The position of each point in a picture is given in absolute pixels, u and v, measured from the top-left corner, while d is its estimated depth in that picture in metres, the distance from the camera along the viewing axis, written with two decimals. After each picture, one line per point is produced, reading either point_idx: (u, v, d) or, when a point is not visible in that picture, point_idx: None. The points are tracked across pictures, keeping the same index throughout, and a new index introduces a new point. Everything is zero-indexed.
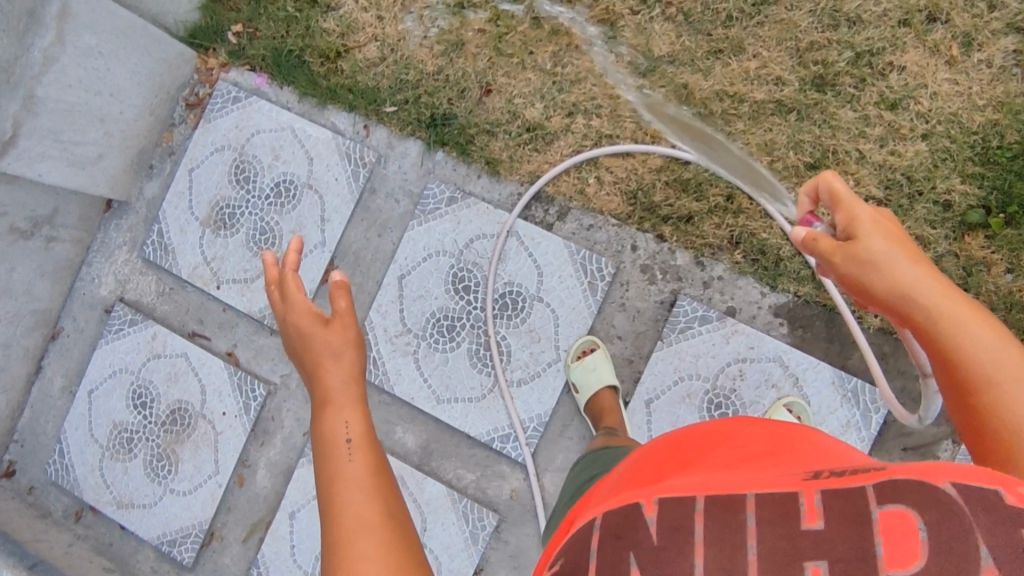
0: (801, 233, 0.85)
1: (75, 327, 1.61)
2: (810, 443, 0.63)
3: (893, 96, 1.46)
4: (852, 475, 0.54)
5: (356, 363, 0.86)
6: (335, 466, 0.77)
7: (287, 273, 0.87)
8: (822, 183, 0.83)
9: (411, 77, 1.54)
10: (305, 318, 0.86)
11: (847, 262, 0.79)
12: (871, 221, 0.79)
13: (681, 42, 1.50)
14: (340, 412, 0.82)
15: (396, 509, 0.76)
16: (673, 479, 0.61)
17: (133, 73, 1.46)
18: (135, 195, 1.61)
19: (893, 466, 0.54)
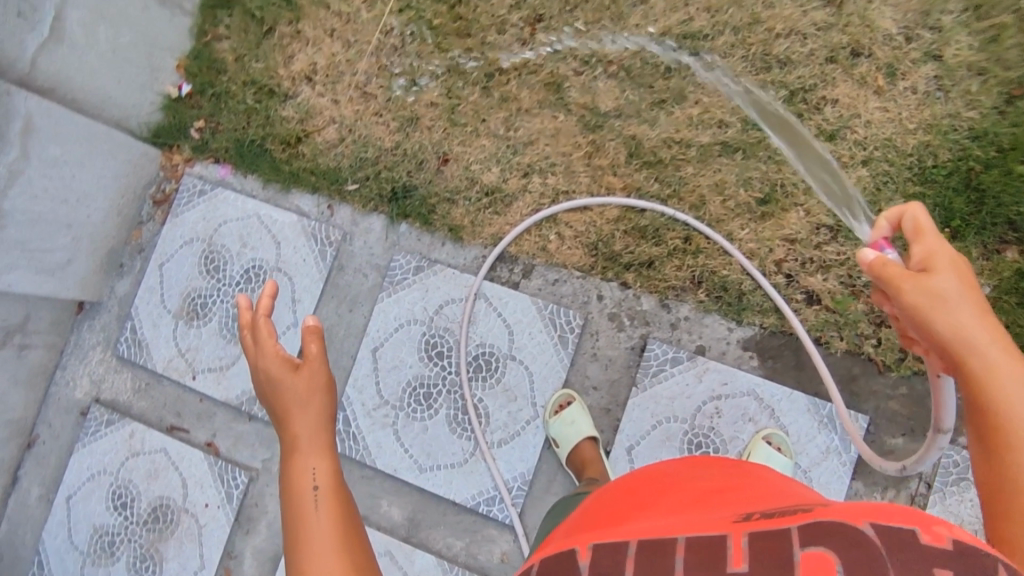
0: (871, 255, 0.84)
1: (51, 433, 1.60)
2: (748, 496, 0.68)
3: (830, 128, 1.52)
4: (780, 518, 0.57)
5: (323, 408, 0.88)
6: (302, 515, 0.80)
7: (259, 319, 0.89)
8: (910, 214, 0.84)
9: (370, 154, 1.60)
10: (276, 365, 0.88)
11: (919, 292, 0.80)
12: (948, 259, 0.81)
13: (625, 96, 1.56)
14: (308, 459, 0.85)
15: (360, 553, 0.80)
16: (616, 531, 0.65)
17: (100, 178, 1.50)
18: (106, 294, 1.63)
19: (820, 512, 0.57)
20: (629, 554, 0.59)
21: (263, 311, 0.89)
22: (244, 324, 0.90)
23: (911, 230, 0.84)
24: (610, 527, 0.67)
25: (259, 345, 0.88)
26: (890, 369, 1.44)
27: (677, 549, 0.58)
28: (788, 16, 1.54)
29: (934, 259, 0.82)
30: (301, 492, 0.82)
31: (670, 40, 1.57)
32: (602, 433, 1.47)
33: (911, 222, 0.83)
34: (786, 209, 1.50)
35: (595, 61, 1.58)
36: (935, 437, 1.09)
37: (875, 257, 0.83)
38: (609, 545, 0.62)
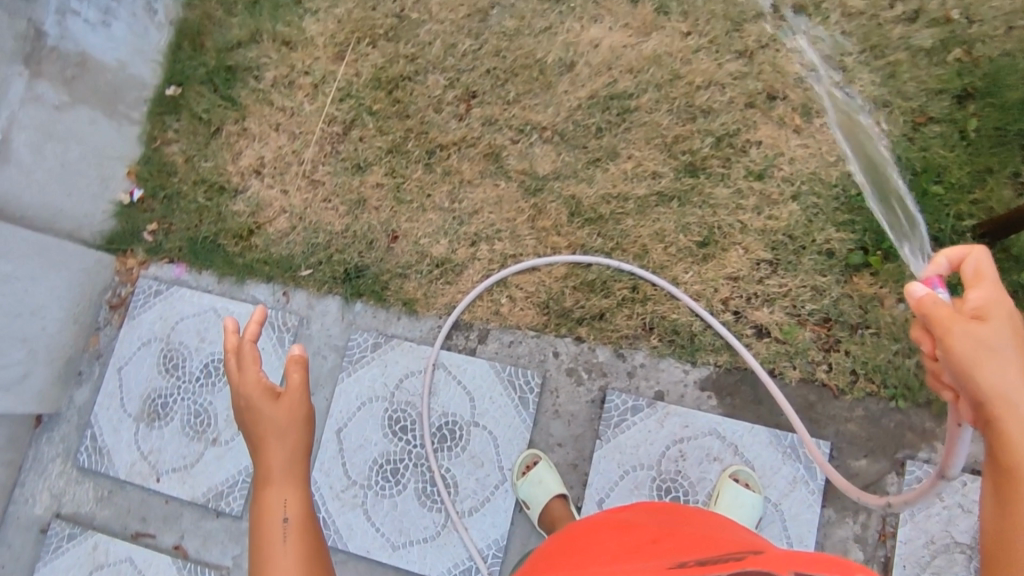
0: (923, 290, 0.75)
1: (11, 554, 1.55)
2: (689, 546, 0.70)
3: (757, 168, 1.60)
4: (708, 567, 0.59)
5: (301, 441, 0.88)
6: (269, 548, 0.80)
7: (244, 345, 0.89)
8: (975, 256, 0.78)
9: (321, 239, 1.64)
10: (257, 392, 0.87)
11: (969, 341, 0.71)
12: (1005, 310, 0.75)
13: (561, 159, 1.64)
14: (280, 491, 0.84)
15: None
16: None
17: (53, 289, 1.52)
18: (65, 404, 1.62)
19: (748, 562, 0.58)
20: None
21: (250, 336, 0.89)
22: (228, 348, 0.90)
23: (971, 274, 0.78)
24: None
25: (241, 371, 0.88)
26: (844, 393, 1.47)
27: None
28: (704, 70, 1.65)
29: (990, 308, 0.75)
30: (270, 525, 0.82)
31: (597, 103, 1.66)
32: (572, 489, 1.47)
33: (974, 266, 0.78)
34: (725, 248, 1.57)
35: (529, 128, 1.66)
36: (937, 483, 0.93)
37: (928, 293, 0.74)
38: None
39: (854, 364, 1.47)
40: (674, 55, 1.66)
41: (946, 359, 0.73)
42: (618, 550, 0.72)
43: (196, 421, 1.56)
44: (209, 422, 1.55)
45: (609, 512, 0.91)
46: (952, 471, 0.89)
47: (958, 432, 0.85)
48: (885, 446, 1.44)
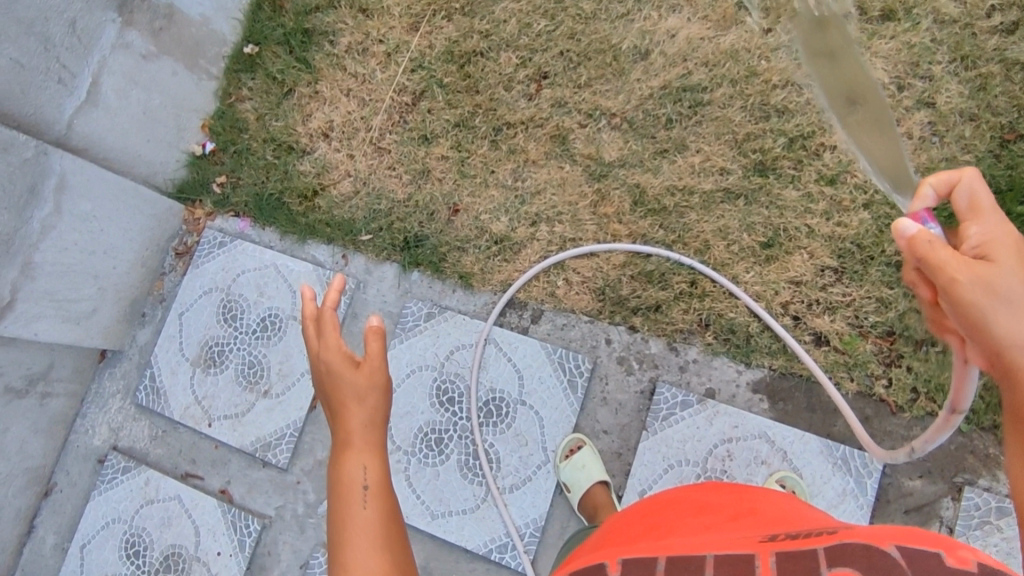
0: (915, 227, 0.73)
1: (68, 481, 1.62)
2: (773, 521, 0.68)
3: (830, 172, 1.55)
4: (806, 541, 0.57)
5: (379, 408, 0.86)
6: (348, 512, 0.77)
7: (323, 312, 0.87)
8: (968, 181, 0.75)
9: (383, 206, 1.66)
10: (335, 358, 0.85)
11: (971, 284, 0.69)
12: (1008, 242, 0.72)
13: (629, 147, 1.62)
14: (359, 456, 0.81)
15: (404, 563, 0.75)
16: (646, 547, 0.65)
17: (126, 231, 1.57)
18: (127, 343, 1.67)
19: (847, 532, 0.56)
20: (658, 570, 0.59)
21: (329, 303, 0.87)
22: (306, 316, 0.88)
23: (966, 205, 0.76)
24: (632, 548, 0.66)
25: (323, 336, 0.86)
26: (903, 410, 1.43)
27: (705, 566, 0.58)
28: (783, 68, 1.60)
29: (990, 242, 0.72)
30: (349, 489, 0.79)
31: (670, 93, 1.63)
32: (613, 478, 1.47)
33: (967, 194, 0.76)
34: (790, 252, 1.53)
35: (598, 113, 1.64)
36: (949, 418, 0.97)
37: (921, 231, 0.72)
38: (636, 562, 0.61)
39: (916, 381, 1.43)
40: (752, 51, 1.62)
41: (951, 306, 0.71)
42: (694, 523, 0.70)
43: (250, 372, 1.60)
44: (262, 374, 1.59)
45: (676, 490, 0.88)
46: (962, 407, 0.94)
47: (965, 372, 0.88)
48: (943, 469, 1.38)
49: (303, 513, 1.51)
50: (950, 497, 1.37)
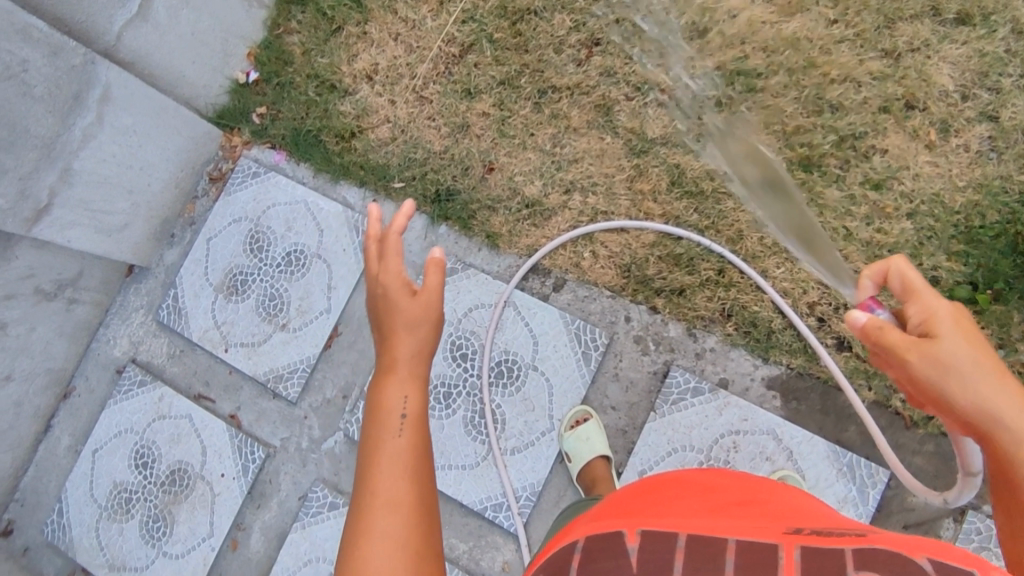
0: (864, 316, 0.82)
1: (86, 387, 1.67)
2: (798, 512, 0.65)
3: (877, 176, 1.51)
4: (832, 538, 0.54)
5: (429, 340, 0.86)
6: (383, 436, 0.77)
7: (389, 236, 0.87)
8: (896, 267, 0.82)
9: (419, 156, 1.64)
10: (395, 283, 0.86)
11: (924, 361, 0.77)
12: (948, 317, 0.78)
13: (673, 125, 1.58)
14: (400, 385, 0.82)
15: (430, 497, 0.75)
16: (665, 521, 0.62)
17: (163, 150, 1.57)
18: (154, 261, 1.70)
19: (875, 537, 0.53)
20: (678, 545, 0.57)
21: (394, 228, 0.86)
22: (371, 237, 0.88)
23: (900, 288, 0.82)
24: (649, 516, 0.64)
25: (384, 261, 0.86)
26: (917, 426, 1.40)
27: (726, 550, 0.55)
28: (843, 63, 1.55)
29: (933, 319, 0.79)
30: (387, 414, 0.79)
31: (722, 75, 1.58)
32: (615, 453, 1.47)
33: (898, 278, 0.82)
34: (824, 252, 1.49)
35: (647, 87, 1.60)
36: (967, 479, 1.04)
37: (869, 320, 0.81)
38: (656, 533, 0.59)
39: None
40: (814, 41, 1.56)
41: (913, 382, 0.79)
42: (721, 498, 0.69)
43: (270, 305, 1.62)
44: (282, 307, 1.61)
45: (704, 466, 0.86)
46: (976, 470, 1.01)
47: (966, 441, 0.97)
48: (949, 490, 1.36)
49: (307, 447, 1.54)
50: (951, 517, 1.36)
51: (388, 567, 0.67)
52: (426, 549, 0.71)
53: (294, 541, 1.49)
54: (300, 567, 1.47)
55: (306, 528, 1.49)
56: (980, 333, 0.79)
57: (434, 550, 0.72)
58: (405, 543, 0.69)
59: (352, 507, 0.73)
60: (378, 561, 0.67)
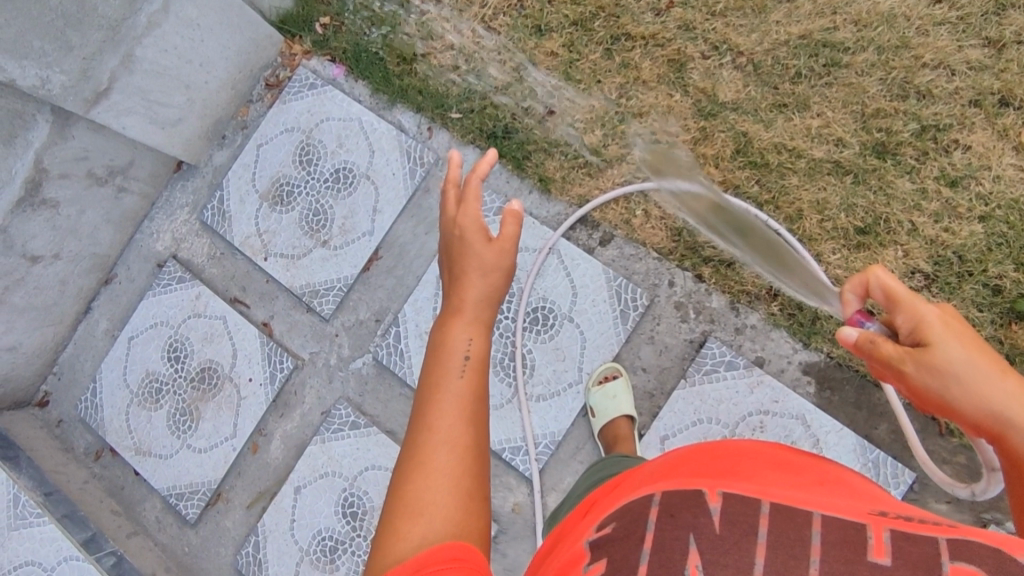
0: (855, 333, 0.81)
1: (127, 275, 1.69)
2: (861, 485, 0.65)
3: (955, 173, 1.42)
4: (921, 524, 0.55)
5: (498, 287, 0.84)
6: (446, 375, 0.77)
7: (469, 181, 0.84)
8: (875, 278, 0.80)
9: (479, 88, 1.58)
10: (471, 228, 0.84)
11: (921, 371, 0.75)
12: (937, 321, 0.75)
13: (747, 91, 1.50)
14: (467, 328, 0.81)
15: (485, 441, 0.76)
16: (740, 480, 0.62)
17: (224, 48, 1.53)
18: (204, 161, 1.70)
19: (960, 527, 0.55)
20: (763, 511, 0.56)
21: (476, 174, 0.82)
22: (449, 180, 0.86)
23: (881, 298, 0.80)
24: (720, 474, 0.63)
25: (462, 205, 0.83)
26: (951, 434, 1.36)
27: (813, 523, 0.55)
28: (940, 47, 1.45)
29: (922, 325, 0.76)
30: (451, 355, 0.79)
31: (808, 45, 1.49)
32: (639, 415, 1.47)
33: (879, 289, 0.79)
34: (884, 244, 1.43)
35: (725, 48, 1.52)
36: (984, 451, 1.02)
37: (861, 337, 0.80)
38: (737, 495, 0.59)
39: None
40: (912, 20, 1.46)
41: (914, 392, 0.77)
42: (778, 457, 0.68)
43: (314, 219, 1.61)
44: (325, 224, 1.60)
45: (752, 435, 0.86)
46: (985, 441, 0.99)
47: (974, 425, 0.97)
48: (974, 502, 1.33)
49: (335, 365, 1.56)
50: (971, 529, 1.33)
51: (439, 501, 0.69)
52: (478, 488, 0.72)
53: (312, 454, 1.52)
54: (315, 479, 1.51)
55: (325, 442, 1.52)
56: (970, 329, 0.78)
57: (485, 487, 0.73)
58: (458, 480, 0.71)
59: (409, 438, 0.75)
60: (429, 495, 0.69)
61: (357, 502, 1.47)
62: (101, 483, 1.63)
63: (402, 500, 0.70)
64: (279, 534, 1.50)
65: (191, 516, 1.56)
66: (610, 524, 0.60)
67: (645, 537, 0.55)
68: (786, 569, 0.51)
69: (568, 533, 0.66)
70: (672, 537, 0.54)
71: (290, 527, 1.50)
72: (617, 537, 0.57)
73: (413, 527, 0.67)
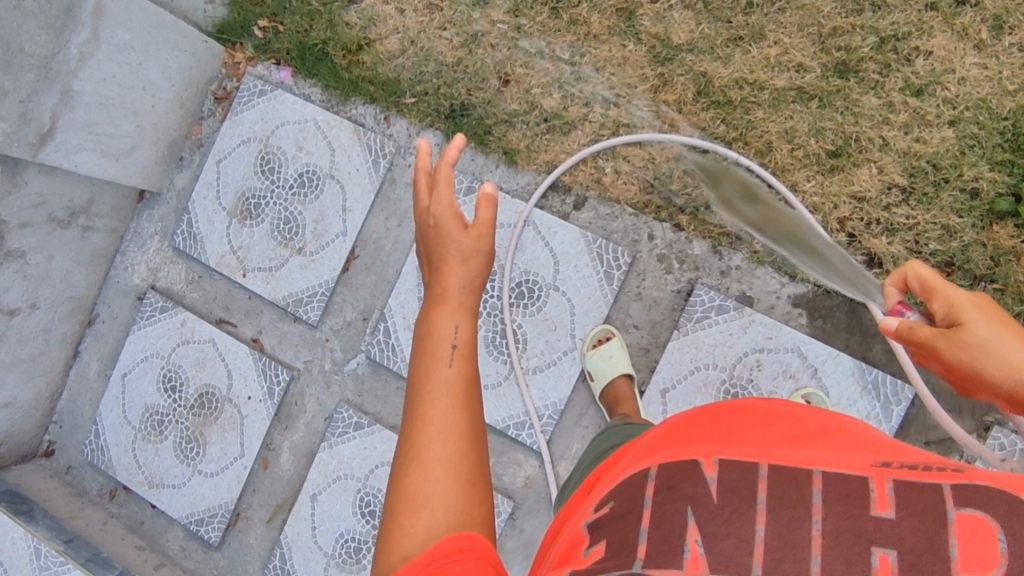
0: (896, 321, 0.81)
1: (109, 314, 1.68)
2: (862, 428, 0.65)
3: (919, 82, 1.41)
4: (925, 470, 0.55)
5: (480, 272, 0.84)
6: (434, 366, 0.77)
7: (440, 168, 0.83)
8: (912, 269, 0.83)
9: (430, 68, 1.55)
10: (446, 216, 0.83)
11: (954, 347, 0.75)
12: (971, 304, 0.77)
13: (700, 30, 1.46)
14: (452, 315, 0.81)
15: (480, 427, 0.76)
16: (738, 442, 0.62)
17: (165, 68, 1.50)
18: (166, 186, 1.67)
19: (964, 469, 0.55)
20: (761, 475, 0.56)
21: (446, 159, 0.82)
22: (420, 169, 0.85)
23: (918, 289, 0.82)
24: (718, 437, 0.63)
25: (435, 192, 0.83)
26: None
27: (813, 481, 0.55)
28: None
29: (957, 308, 0.78)
30: (438, 343, 0.79)
31: None
32: (637, 372, 1.48)
33: (916, 280, 0.82)
34: (858, 164, 1.42)
35: None
36: None
37: (899, 323, 0.81)
38: (734, 461, 0.59)
39: None
40: None
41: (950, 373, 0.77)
42: (777, 409, 0.68)
43: (286, 228, 1.59)
44: (298, 231, 1.58)
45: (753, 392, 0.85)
46: None
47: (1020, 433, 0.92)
48: (974, 407, 1.36)
49: (330, 370, 1.56)
50: (975, 434, 1.35)
51: (440, 493, 0.69)
52: (477, 475, 0.72)
53: (322, 461, 1.53)
54: (329, 484, 1.52)
55: (333, 447, 1.52)
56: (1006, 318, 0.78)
57: (484, 473, 0.73)
58: (457, 469, 0.71)
59: (402, 431, 0.75)
60: (429, 487, 0.69)
61: (374, 500, 1.49)
62: (120, 521, 1.65)
63: (402, 494, 0.70)
64: (303, 543, 1.52)
65: (214, 539, 1.58)
66: (607, 504, 0.61)
67: (643, 513, 0.56)
68: (787, 533, 0.51)
69: (572, 513, 0.67)
70: (670, 511, 0.55)
71: (311, 534, 1.52)
72: (616, 517, 0.58)
73: (416, 521, 0.68)
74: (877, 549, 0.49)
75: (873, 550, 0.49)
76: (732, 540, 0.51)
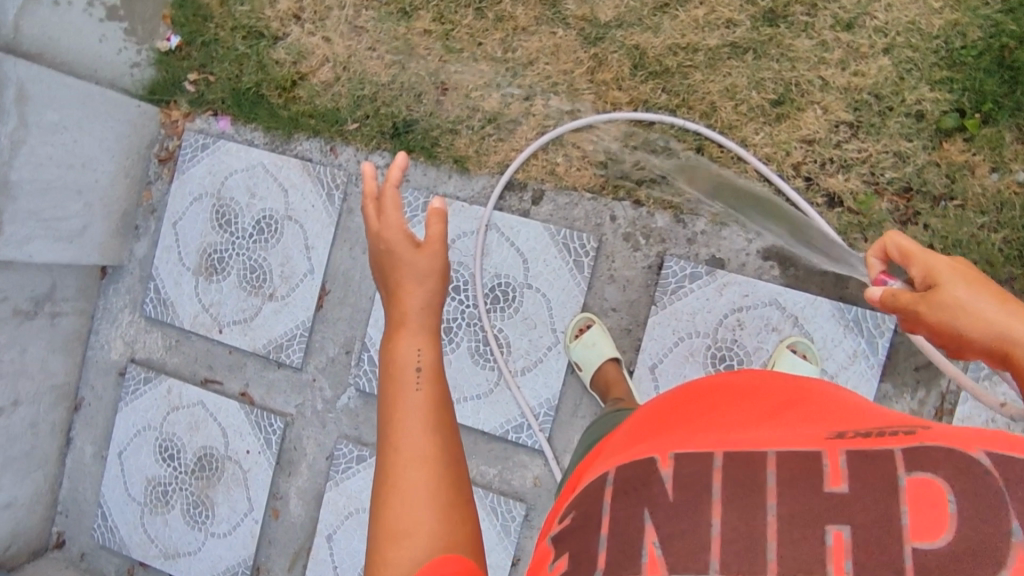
0: (880, 291, 0.80)
1: (94, 395, 1.67)
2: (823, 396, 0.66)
3: (848, 16, 1.41)
4: (878, 436, 0.55)
5: (438, 291, 0.84)
6: (400, 392, 0.77)
7: (385, 190, 0.83)
8: (890, 239, 0.81)
9: (366, 91, 1.54)
10: (397, 238, 0.83)
11: (934, 311, 0.74)
12: (947, 266, 0.76)
13: (625, 3, 1.46)
14: (414, 338, 0.81)
15: (454, 450, 0.76)
16: (696, 431, 0.63)
17: (103, 140, 1.49)
18: (127, 257, 1.66)
19: (918, 430, 0.55)
20: (716, 466, 0.58)
21: (391, 182, 0.82)
22: (366, 194, 0.85)
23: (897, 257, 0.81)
24: (679, 429, 0.65)
25: (383, 216, 0.83)
26: None
27: (768, 464, 0.57)
28: None
29: (933, 271, 0.76)
30: (403, 369, 0.79)
31: None
32: (624, 354, 1.49)
33: (895, 249, 0.81)
34: (802, 108, 1.43)
35: None
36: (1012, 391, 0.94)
37: (882, 293, 0.80)
38: (690, 454, 0.60)
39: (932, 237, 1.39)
40: None
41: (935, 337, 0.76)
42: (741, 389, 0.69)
43: (253, 276, 1.58)
44: (265, 277, 1.58)
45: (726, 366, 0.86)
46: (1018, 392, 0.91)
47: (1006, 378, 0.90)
48: None
49: (323, 409, 1.56)
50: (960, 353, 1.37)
51: (420, 519, 0.69)
52: (455, 496, 0.72)
53: (332, 499, 1.53)
54: (342, 522, 1.52)
55: (340, 484, 1.53)
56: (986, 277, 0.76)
57: (463, 494, 0.74)
58: (435, 493, 0.71)
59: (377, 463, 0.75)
60: (409, 514, 0.69)
61: None
62: None
63: (384, 525, 0.70)
64: None
65: None
66: (571, 514, 0.63)
67: (602, 521, 0.58)
68: (742, 525, 0.53)
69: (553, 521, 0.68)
70: (629, 514, 0.57)
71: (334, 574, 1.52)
72: (579, 526, 0.60)
73: (400, 551, 0.67)
74: (831, 527, 0.51)
75: (828, 529, 0.51)
76: (686, 536, 0.54)
